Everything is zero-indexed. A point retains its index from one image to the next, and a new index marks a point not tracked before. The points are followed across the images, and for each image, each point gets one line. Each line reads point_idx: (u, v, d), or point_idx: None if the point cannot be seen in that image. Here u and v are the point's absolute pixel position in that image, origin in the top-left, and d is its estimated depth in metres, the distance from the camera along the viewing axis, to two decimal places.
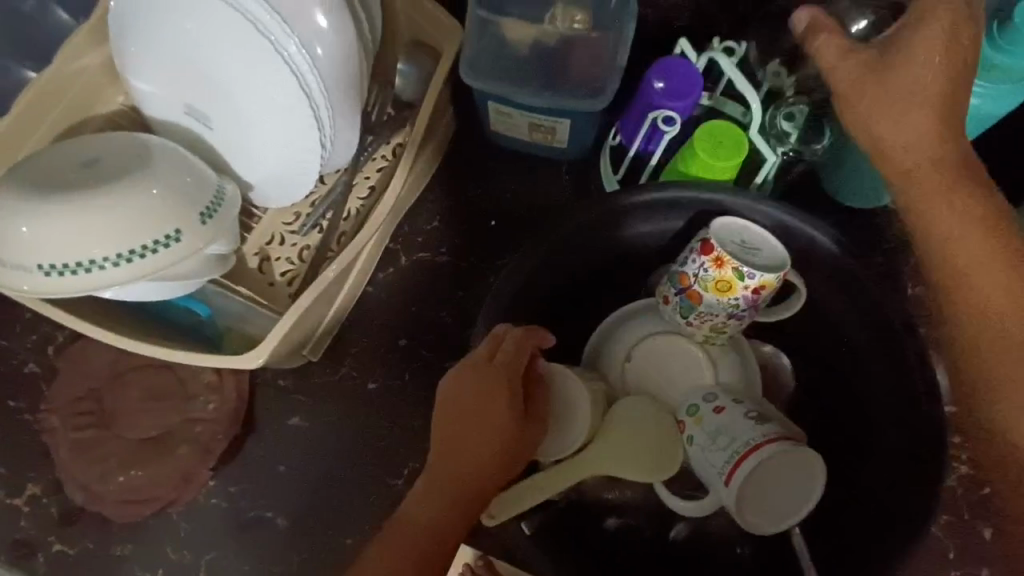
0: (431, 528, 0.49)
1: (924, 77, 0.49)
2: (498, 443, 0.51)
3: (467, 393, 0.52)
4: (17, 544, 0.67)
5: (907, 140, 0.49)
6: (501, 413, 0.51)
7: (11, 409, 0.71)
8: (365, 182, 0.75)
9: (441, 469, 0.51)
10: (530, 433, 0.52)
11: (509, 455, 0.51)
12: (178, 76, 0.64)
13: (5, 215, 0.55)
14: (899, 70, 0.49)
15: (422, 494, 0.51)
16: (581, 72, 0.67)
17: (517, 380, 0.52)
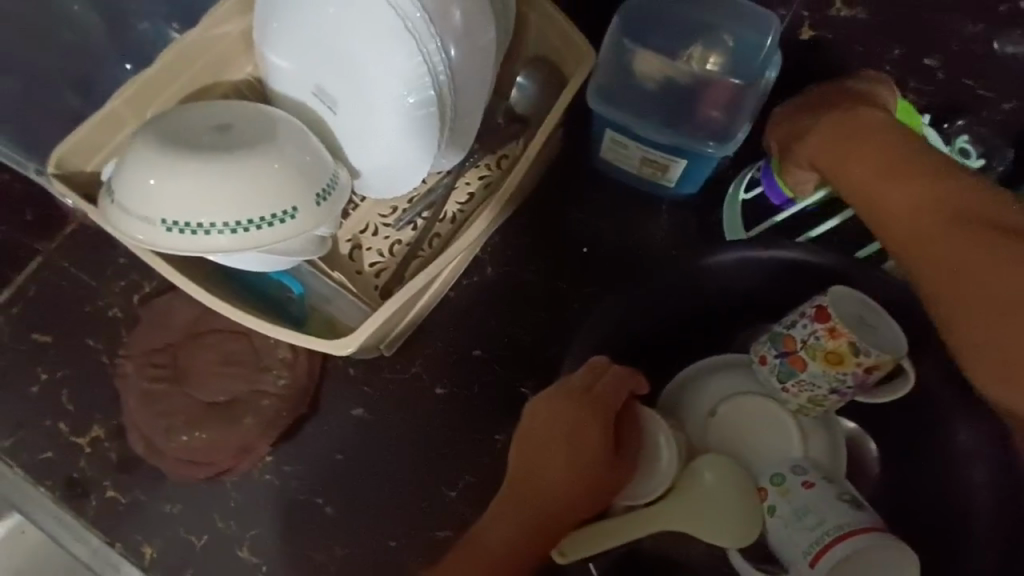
0: (498, 554, 0.49)
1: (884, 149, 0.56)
2: (581, 478, 0.50)
3: (552, 425, 0.51)
4: (73, 482, 0.68)
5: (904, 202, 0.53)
6: (586, 445, 0.50)
7: (91, 349, 0.73)
8: (465, 188, 0.75)
9: (517, 495, 0.50)
10: (616, 471, 0.51)
11: (588, 494, 0.50)
12: (315, 57, 0.65)
13: (138, 166, 0.56)
14: (843, 142, 0.58)
15: (493, 519, 0.50)
16: (708, 114, 0.66)
17: (607, 412, 0.51)
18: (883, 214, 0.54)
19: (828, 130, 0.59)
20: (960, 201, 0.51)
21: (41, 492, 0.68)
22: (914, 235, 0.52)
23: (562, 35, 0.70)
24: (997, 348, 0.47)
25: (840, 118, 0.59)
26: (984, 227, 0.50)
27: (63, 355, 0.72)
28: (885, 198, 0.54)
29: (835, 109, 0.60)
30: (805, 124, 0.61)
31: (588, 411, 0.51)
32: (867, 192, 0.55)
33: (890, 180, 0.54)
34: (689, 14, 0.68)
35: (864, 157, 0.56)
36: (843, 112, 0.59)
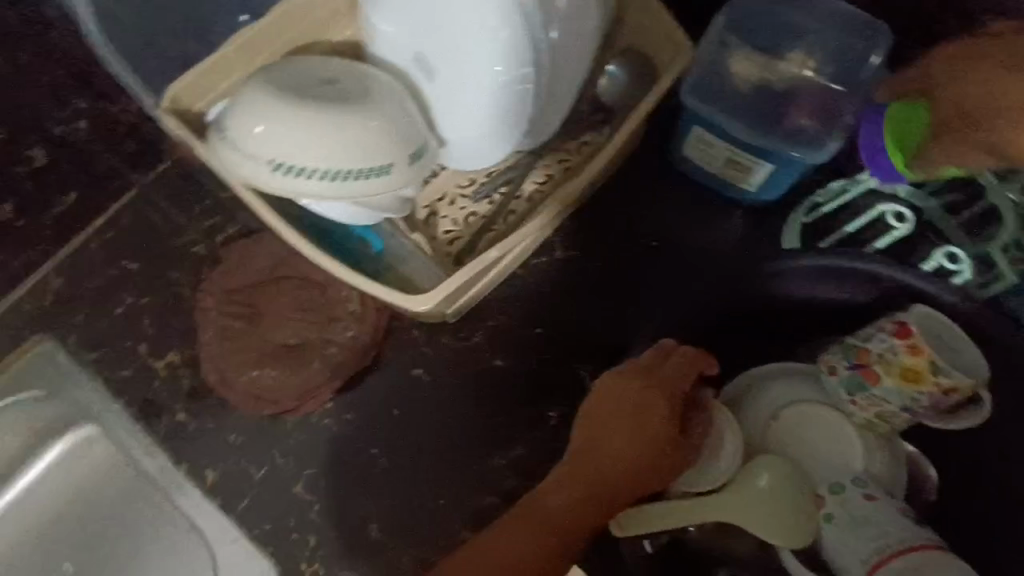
0: (553, 521, 0.50)
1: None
2: (641, 458, 0.51)
3: (616, 403, 0.53)
4: (148, 401, 0.72)
5: None
6: (651, 426, 0.51)
7: (173, 280, 0.76)
8: (545, 169, 0.75)
9: (576, 468, 0.52)
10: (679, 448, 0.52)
11: (648, 475, 0.51)
12: (419, 23, 0.65)
13: (250, 109, 0.59)
14: (1008, 146, 0.54)
15: (550, 489, 0.52)
16: (805, 119, 0.65)
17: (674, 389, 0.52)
18: None
19: (994, 107, 0.54)
20: None
21: (120, 407, 0.73)
22: None
23: (662, 27, 0.69)
24: None
25: (1014, 83, 0.53)
26: None
27: (148, 284, 0.76)
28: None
29: (1019, 57, 0.53)
30: (956, 101, 0.56)
31: (659, 394, 0.52)
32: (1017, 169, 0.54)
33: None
34: (795, 19, 0.67)
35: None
36: (1016, 69, 0.52)
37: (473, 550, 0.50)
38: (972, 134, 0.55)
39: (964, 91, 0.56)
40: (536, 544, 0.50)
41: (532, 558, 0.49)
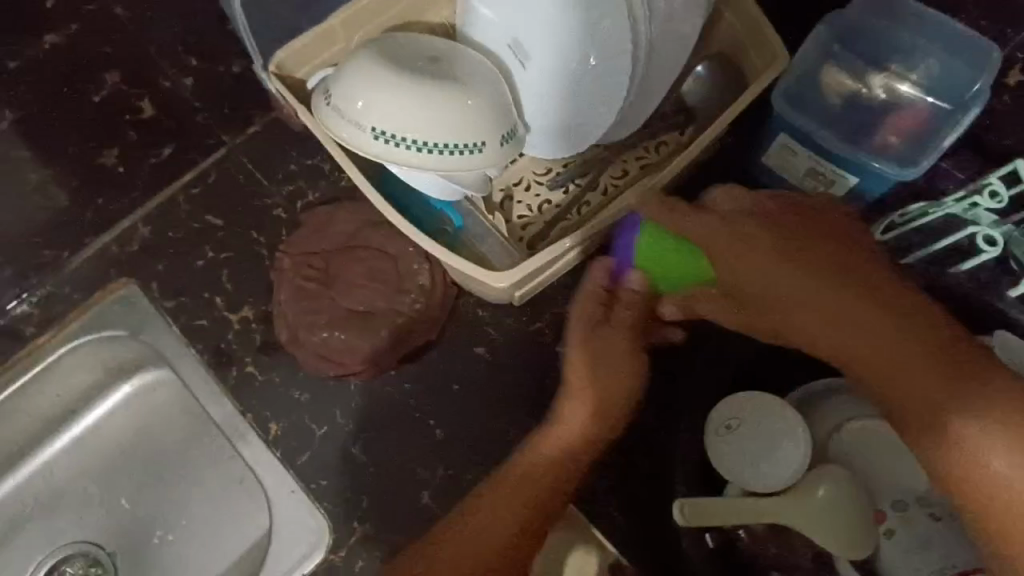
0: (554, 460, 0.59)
1: (873, 318, 0.52)
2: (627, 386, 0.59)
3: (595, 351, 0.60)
4: (220, 351, 0.75)
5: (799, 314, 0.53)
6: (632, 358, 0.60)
7: (253, 239, 0.79)
8: (622, 165, 0.76)
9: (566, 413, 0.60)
10: (638, 367, 0.59)
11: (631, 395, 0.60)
12: (521, 9, 0.67)
13: (357, 78, 0.62)
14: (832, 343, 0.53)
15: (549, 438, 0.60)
16: (892, 136, 0.66)
17: (624, 322, 0.60)
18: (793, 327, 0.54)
19: (811, 311, 0.53)
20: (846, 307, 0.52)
21: (192, 354, 0.76)
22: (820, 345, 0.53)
23: (757, 36, 0.70)
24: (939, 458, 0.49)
25: (817, 298, 0.53)
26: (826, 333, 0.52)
27: (229, 240, 0.79)
28: (890, 355, 0.51)
29: (752, 274, 0.55)
30: (771, 288, 0.54)
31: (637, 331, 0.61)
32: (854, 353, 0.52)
33: (874, 322, 0.51)
34: (894, 37, 0.68)
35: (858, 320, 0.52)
36: (763, 248, 0.54)
37: (446, 534, 0.58)
38: (806, 320, 0.53)
39: (785, 293, 0.54)
40: (525, 494, 0.58)
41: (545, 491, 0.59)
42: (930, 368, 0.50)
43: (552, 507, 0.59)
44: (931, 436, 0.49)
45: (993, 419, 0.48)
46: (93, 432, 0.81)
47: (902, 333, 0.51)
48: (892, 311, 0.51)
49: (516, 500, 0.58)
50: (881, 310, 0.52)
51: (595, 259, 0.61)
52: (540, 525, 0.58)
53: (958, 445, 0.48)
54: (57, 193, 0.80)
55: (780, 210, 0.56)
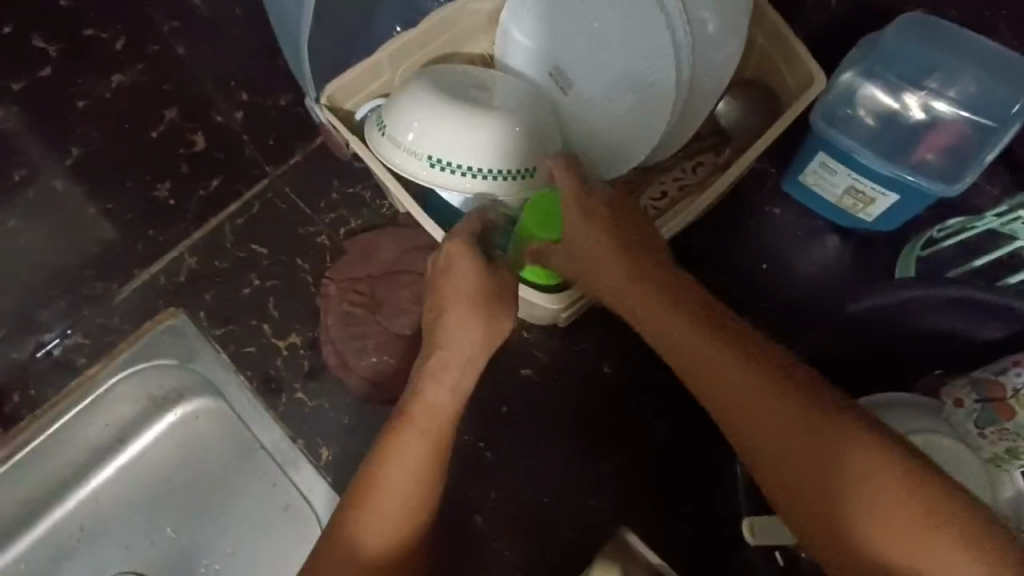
0: (407, 479, 0.55)
1: (748, 366, 0.52)
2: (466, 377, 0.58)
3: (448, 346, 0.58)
4: (269, 378, 0.76)
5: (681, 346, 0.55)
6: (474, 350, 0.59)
7: (298, 266, 0.81)
8: (660, 187, 0.77)
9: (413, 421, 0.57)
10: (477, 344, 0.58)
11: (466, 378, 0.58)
12: (568, 46, 0.73)
13: (412, 107, 0.64)
14: (713, 384, 0.53)
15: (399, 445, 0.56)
16: (929, 154, 0.68)
17: (465, 289, 0.59)
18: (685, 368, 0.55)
19: (715, 366, 0.53)
20: (724, 354, 0.53)
21: (240, 381, 0.77)
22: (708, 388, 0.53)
23: (790, 61, 0.73)
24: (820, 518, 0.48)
25: (717, 357, 0.53)
26: (709, 376, 0.53)
27: (274, 268, 0.81)
28: (763, 408, 0.51)
29: (597, 270, 0.60)
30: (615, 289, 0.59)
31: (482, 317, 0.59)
32: (743, 418, 0.51)
33: (773, 394, 0.50)
34: (934, 55, 0.69)
35: (736, 371, 0.52)
36: (673, 307, 0.56)
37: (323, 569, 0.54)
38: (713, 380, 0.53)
39: (667, 334, 0.56)
40: (392, 505, 0.55)
41: (405, 507, 0.55)
42: (816, 438, 0.49)
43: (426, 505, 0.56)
44: (815, 504, 0.48)
45: (885, 501, 0.46)
46: (133, 463, 0.80)
47: (801, 408, 0.50)
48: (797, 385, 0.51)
49: (381, 513, 0.54)
50: (755, 367, 0.52)
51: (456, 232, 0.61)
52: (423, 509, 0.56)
53: (841, 510, 0.47)
54: (106, 226, 0.83)
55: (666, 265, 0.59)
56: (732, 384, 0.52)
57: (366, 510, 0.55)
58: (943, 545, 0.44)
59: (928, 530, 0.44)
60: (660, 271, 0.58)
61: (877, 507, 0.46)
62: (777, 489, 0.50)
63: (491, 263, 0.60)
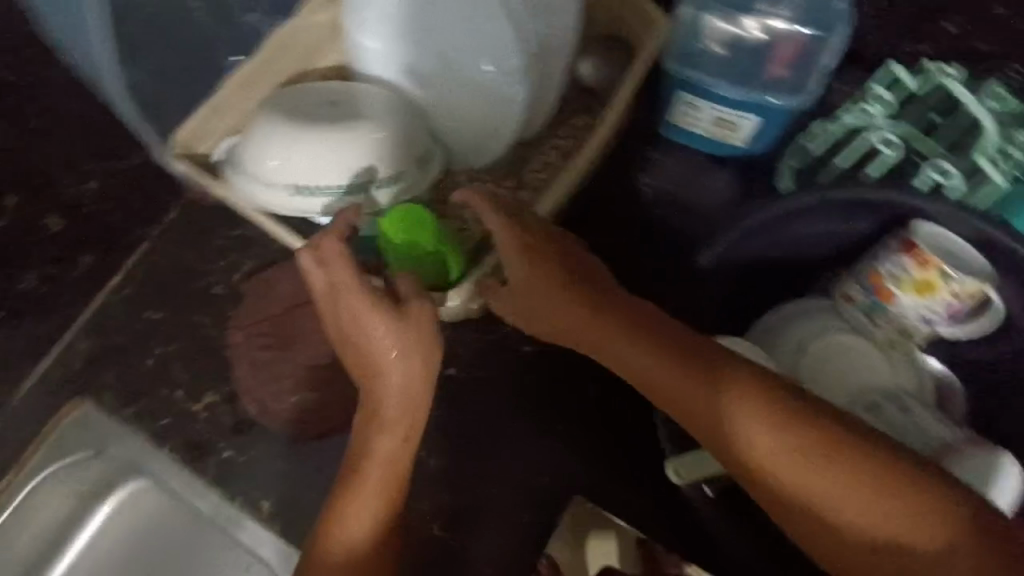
0: (365, 532, 0.58)
1: (710, 380, 0.57)
2: (402, 420, 0.59)
3: (382, 390, 0.58)
4: (192, 444, 0.73)
5: (653, 369, 0.59)
6: (414, 390, 0.58)
7: (198, 323, 0.77)
8: (541, 159, 0.77)
9: (359, 469, 0.58)
10: (415, 381, 0.58)
11: (409, 411, 0.59)
12: (412, 38, 0.70)
13: (263, 140, 0.62)
14: (686, 402, 0.58)
15: (354, 499, 0.58)
16: (778, 71, 0.71)
17: (385, 344, 0.58)
18: (662, 393, 0.59)
19: (706, 407, 0.57)
20: (696, 375, 0.58)
21: (164, 455, 0.74)
22: (685, 408, 0.58)
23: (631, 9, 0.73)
24: (803, 510, 0.54)
25: (702, 390, 0.57)
26: (681, 398, 0.58)
27: (172, 331, 0.77)
28: (733, 417, 0.56)
29: (528, 296, 0.62)
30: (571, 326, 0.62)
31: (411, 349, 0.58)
32: (722, 431, 0.56)
33: (765, 422, 0.55)
34: None
35: (701, 389, 0.57)
36: (653, 352, 0.60)
37: None
38: (715, 419, 0.57)
39: (638, 366, 0.60)
40: (355, 545, 0.58)
41: (371, 550, 0.58)
42: (787, 438, 0.55)
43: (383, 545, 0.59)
44: (790, 498, 0.54)
45: (856, 485, 0.53)
46: (76, 566, 0.76)
47: (783, 426, 0.55)
48: (788, 408, 0.56)
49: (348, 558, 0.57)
50: (721, 383, 0.57)
51: (321, 240, 0.59)
52: (380, 548, 0.58)
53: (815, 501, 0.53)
54: None
55: (650, 316, 0.61)
56: (703, 402, 0.57)
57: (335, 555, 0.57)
58: (906, 509, 0.52)
59: (892, 499, 0.52)
60: (629, 309, 0.62)
61: (850, 489, 0.53)
62: (760, 491, 0.55)
63: (399, 312, 0.58)
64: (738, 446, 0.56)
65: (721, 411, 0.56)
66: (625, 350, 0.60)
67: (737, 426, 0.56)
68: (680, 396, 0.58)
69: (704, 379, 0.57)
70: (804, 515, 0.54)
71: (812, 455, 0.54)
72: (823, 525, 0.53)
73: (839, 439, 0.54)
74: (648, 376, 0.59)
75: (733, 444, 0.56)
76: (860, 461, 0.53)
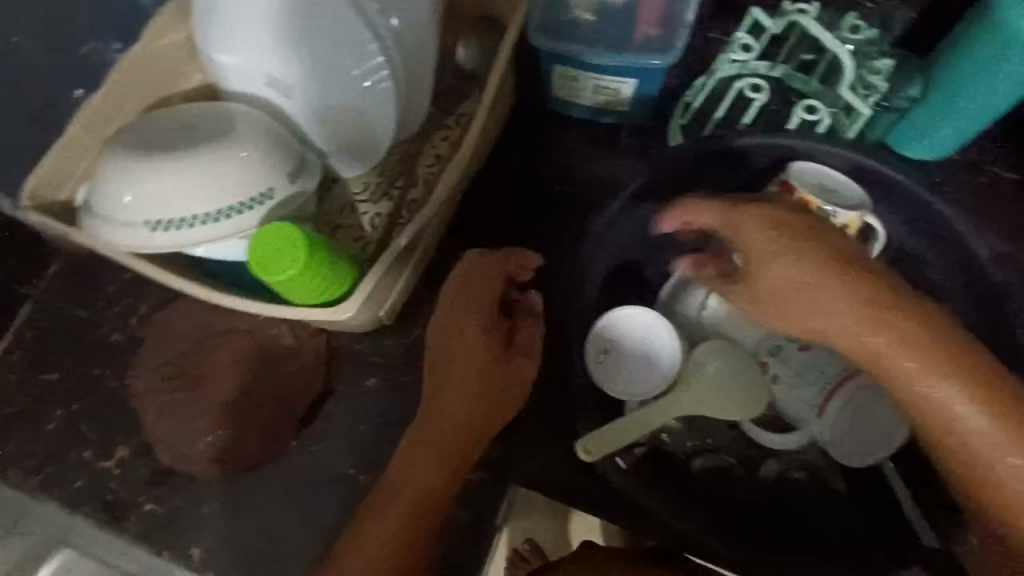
0: (398, 526, 0.59)
1: (829, 276, 0.56)
2: (469, 423, 0.61)
3: (452, 364, 0.62)
4: (108, 504, 0.69)
5: (794, 266, 0.57)
6: (483, 383, 0.61)
7: (98, 377, 0.73)
8: (432, 152, 0.75)
9: (424, 447, 0.61)
10: (476, 381, 0.61)
11: (471, 418, 0.62)
12: (263, 46, 0.66)
13: (116, 177, 0.58)
14: (781, 295, 0.58)
15: (415, 467, 0.61)
16: (650, 29, 0.69)
17: (470, 327, 0.61)
18: (801, 300, 0.57)
19: (830, 311, 0.56)
20: (841, 279, 0.56)
21: (80, 521, 0.70)
22: (819, 311, 0.57)
23: None
24: (904, 394, 0.56)
25: (816, 282, 0.56)
26: (798, 297, 0.57)
27: (71, 390, 0.73)
28: (826, 303, 0.56)
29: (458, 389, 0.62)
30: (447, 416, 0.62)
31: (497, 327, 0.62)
32: (815, 317, 0.57)
33: (867, 311, 0.56)
34: None
35: (791, 271, 0.57)
36: (787, 263, 0.57)
37: None
38: (777, 286, 0.57)
39: (776, 264, 0.57)
40: (411, 485, 0.60)
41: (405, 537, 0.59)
42: (879, 322, 0.55)
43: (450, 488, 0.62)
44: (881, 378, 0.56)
45: (957, 373, 0.54)
46: None
47: (887, 315, 0.55)
48: (870, 285, 0.56)
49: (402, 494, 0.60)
50: (845, 282, 0.56)
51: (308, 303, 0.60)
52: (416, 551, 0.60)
53: (913, 388, 0.55)
54: None
55: (807, 227, 0.57)
56: (786, 289, 0.57)
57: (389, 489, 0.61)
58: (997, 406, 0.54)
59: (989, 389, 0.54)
60: (798, 226, 0.58)
61: (950, 379, 0.54)
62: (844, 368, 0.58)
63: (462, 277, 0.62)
64: (825, 322, 0.57)
65: (833, 299, 0.56)
66: (776, 255, 0.57)
67: (845, 310, 0.56)
68: (807, 306, 0.57)
69: (820, 278, 0.56)
70: (906, 398, 0.56)
71: (923, 348, 0.55)
72: (932, 420, 0.55)
73: (946, 341, 0.55)
74: (779, 265, 0.57)
75: (824, 327, 0.57)
76: (958, 358, 0.55)
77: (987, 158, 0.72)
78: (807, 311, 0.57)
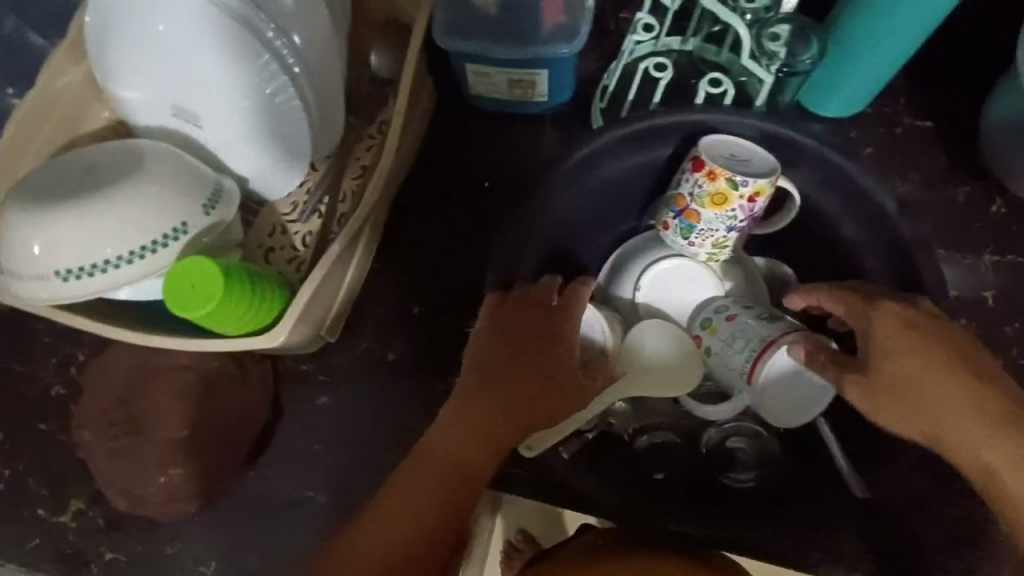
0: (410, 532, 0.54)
1: (942, 364, 0.57)
2: (499, 439, 0.57)
3: (488, 375, 0.59)
4: (68, 556, 0.69)
5: (891, 349, 0.58)
6: (525, 394, 0.58)
7: (42, 431, 0.72)
8: (356, 163, 0.74)
9: (443, 450, 0.56)
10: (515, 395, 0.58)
11: (499, 431, 0.57)
12: (165, 77, 0.65)
13: (21, 230, 0.57)
14: (899, 381, 0.57)
15: (433, 473, 0.56)
16: (553, 16, 0.69)
17: (513, 331, 0.60)
18: (912, 379, 0.57)
19: (959, 396, 0.56)
20: (935, 357, 0.57)
21: None
22: (927, 393, 0.56)
23: None
24: (969, 457, 0.54)
25: (927, 370, 0.57)
26: (909, 382, 0.57)
27: (15, 447, 0.71)
28: (949, 390, 0.56)
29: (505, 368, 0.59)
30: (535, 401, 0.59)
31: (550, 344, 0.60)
32: (939, 405, 0.56)
33: (974, 404, 0.55)
34: None
35: (920, 362, 0.57)
36: (916, 346, 0.57)
37: None
38: (893, 362, 0.58)
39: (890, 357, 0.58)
40: (446, 456, 0.56)
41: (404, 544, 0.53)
42: (974, 403, 0.55)
43: (491, 471, 0.57)
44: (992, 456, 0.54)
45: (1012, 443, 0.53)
46: None
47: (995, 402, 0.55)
48: (927, 331, 0.57)
49: (437, 463, 0.56)
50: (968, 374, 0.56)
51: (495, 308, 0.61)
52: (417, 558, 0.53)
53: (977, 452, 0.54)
54: None
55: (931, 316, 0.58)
56: (916, 375, 0.57)
57: (421, 461, 0.57)
58: None
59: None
60: (919, 317, 0.59)
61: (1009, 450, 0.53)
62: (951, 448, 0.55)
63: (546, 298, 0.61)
64: (943, 409, 0.56)
65: (941, 383, 0.56)
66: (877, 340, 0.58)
67: (949, 390, 0.56)
68: (922, 385, 0.57)
69: (930, 355, 0.57)
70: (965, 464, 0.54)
71: (975, 418, 0.55)
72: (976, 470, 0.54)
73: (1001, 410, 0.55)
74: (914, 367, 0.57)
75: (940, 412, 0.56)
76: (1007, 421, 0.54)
77: (898, 110, 0.73)
78: (906, 399, 0.57)
